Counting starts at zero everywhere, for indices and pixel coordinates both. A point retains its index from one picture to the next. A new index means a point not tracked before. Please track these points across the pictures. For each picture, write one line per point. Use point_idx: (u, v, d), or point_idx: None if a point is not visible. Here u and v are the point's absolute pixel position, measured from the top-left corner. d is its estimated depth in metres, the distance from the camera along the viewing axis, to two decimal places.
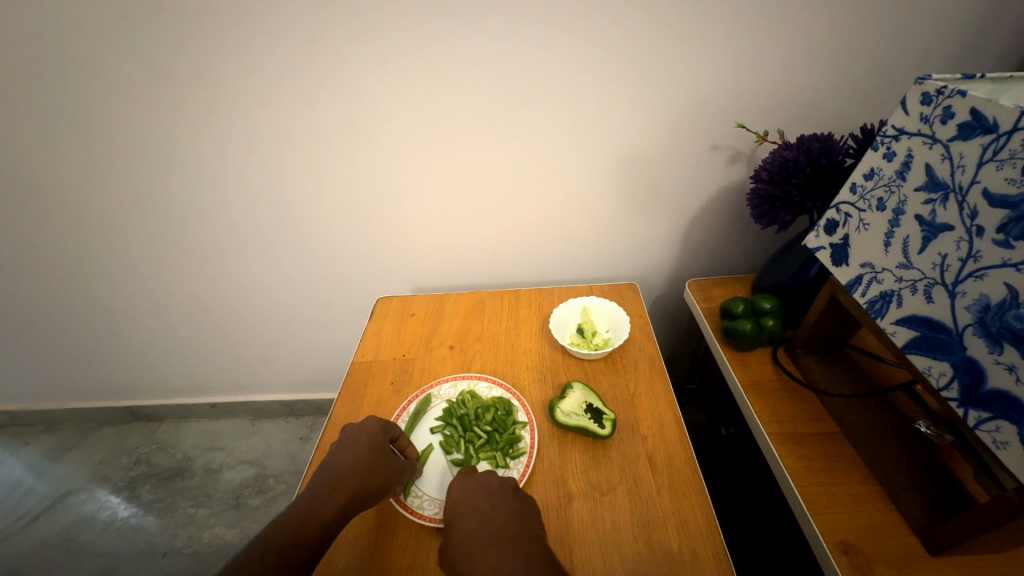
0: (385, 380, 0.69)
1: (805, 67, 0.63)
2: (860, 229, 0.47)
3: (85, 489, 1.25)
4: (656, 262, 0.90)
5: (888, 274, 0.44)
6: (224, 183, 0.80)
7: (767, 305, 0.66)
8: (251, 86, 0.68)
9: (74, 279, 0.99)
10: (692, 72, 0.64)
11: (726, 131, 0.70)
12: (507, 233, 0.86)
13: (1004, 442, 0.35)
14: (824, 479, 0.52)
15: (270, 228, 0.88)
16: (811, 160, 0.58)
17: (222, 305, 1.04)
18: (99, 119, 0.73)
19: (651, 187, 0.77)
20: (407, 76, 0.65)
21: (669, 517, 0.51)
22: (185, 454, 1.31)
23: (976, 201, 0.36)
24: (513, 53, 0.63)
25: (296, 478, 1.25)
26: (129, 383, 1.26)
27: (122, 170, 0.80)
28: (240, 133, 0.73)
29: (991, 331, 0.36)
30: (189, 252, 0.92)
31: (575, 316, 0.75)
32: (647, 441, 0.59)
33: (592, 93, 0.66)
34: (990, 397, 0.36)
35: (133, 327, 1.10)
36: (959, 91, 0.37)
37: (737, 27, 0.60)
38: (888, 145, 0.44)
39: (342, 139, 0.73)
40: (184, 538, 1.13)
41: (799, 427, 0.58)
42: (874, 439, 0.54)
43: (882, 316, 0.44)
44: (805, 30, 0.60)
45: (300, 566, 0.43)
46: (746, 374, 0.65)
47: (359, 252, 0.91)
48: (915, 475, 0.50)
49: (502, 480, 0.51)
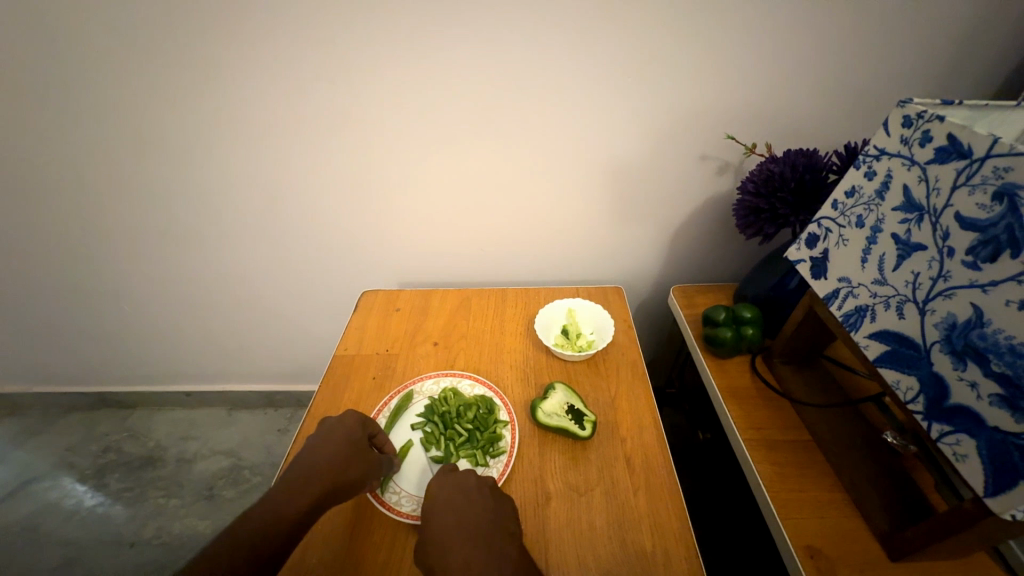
0: (367, 375, 0.69)
1: (795, 83, 0.64)
2: (839, 244, 0.48)
3: (50, 476, 1.21)
4: (642, 267, 0.91)
5: (863, 290, 0.45)
6: (208, 167, 0.78)
7: (748, 314, 0.67)
8: (240, 70, 0.66)
9: (45, 259, 0.95)
10: (686, 83, 0.65)
11: (715, 142, 0.71)
12: (496, 231, 0.85)
13: (962, 454, 0.37)
14: (795, 485, 0.54)
15: (254, 216, 0.86)
16: (796, 174, 0.59)
17: (201, 292, 1.02)
18: (79, 95, 0.71)
19: (641, 193, 0.78)
20: (402, 70, 0.65)
21: (644, 519, 0.52)
22: (157, 443, 1.28)
23: (949, 223, 0.38)
24: (509, 52, 0.63)
25: (272, 470, 1.23)
26: (101, 368, 1.22)
27: (101, 149, 0.77)
28: (227, 117, 0.72)
29: (956, 348, 0.37)
30: (169, 236, 0.90)
31: (560, 317, 0.76)
32: (625, 444, 0.59)
33: (587, 97, 0.66)
34: (952, 411, 0.37)
35: (106, 310, 1.06)
36: (937, 116, 0.38)
37: (731, 40, 0.61)
38: (869, 164, 0.45)
39: (332, 130, 0.72)
40: (153, 528, 1.10)
41: (773, 434, 0.59)
42: (844, 448, 0.56)
43: (856, 329, 0.46)
44: (796, 48, 0.61)
45: (271, 558, 0.43)
46: (724, 381, 0.67)
47: (346, 245, 0.90)
48: (881, 483, 0.52)
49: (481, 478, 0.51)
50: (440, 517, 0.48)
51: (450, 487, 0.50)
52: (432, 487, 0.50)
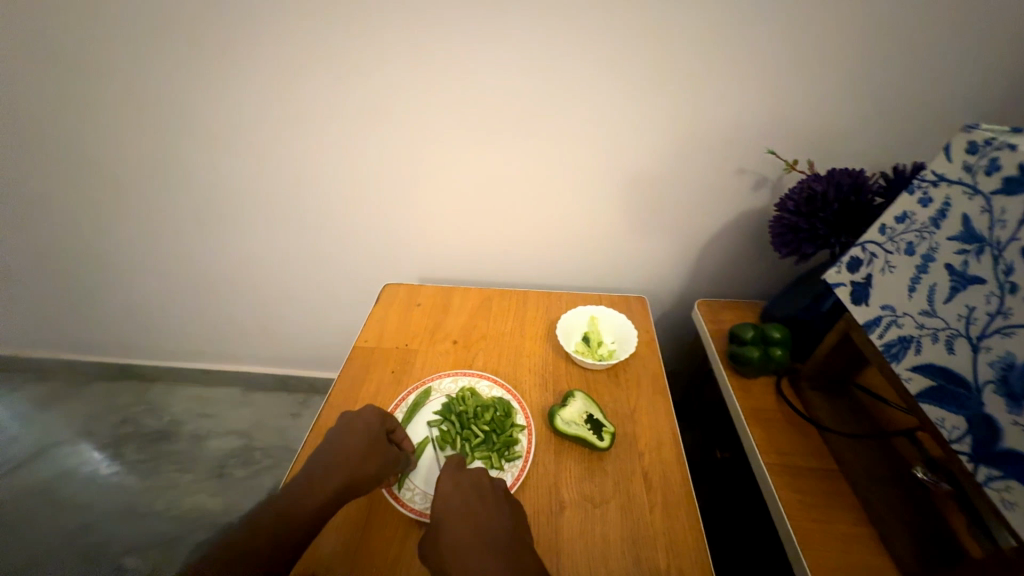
0: (386, 368, 0.69)
1: (844, 100, 0.62)
2: (885, 270, 0.46)
3: (71, 442, 1.25)
4: (667, 278, 0.89)
5: (909, 319, 0.43)
6: (242, 151, 0.79)
7: (777, 334, 0.65)
8: (280, 57, 0.67)
9: (82, 232, 0.98)
10: (728, 94, 0.63)
11: (754, 156, 0.69)
12: (522, 233, 0.85)
13: (1011, 502, 0.35)
14: (819, 515, 0.52)
15: (284, 203, 0.87)
16: (841, 195, 0.57)
17: (227, 274, 1.03)
18: (125, 75, 0.72)
19: (673, 203, 0.76)
20: (440, 65, 0.65)
21: (660, 537, 0.51)
22: (174, 418, 1.31)
23: (1014, 257, 0.36)
24: (549, 52, 0.62)
25: (282, 454, 1.25)
26: (125, 341, 1.26)
27: (142, 129, 0.79)
28: (264, 102, 0.72)
29: (1012, 390, 0.35)
30: (200, 217, 0.92)
31: (582, 323, 0.75)
32: (643, 458, 0.58)
33: (625, 103, 0.65)
34: (1003, 456, 0.35)
35: (135, 285, 1.09)
36: (1009, 144, 0.36)
37: (779, 51, 0.59)
38: (925, 190, 0.43)
39: (367, 121, 0.72)
40: (165, 502, 1.13)
41: (796, 460, 0.58)
42: (873, 481, 0.54)
43: (898, 360, 0.44)
44: (848, 63, 0.59)
45: (293, 551, 0.44)
46: (748, 401, 0.65)
47: (371, 236, 0.90)
48: (911, 521, 0.50)
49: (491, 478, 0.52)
50: (453, 516, 0.48)
51: (463, 486, 0.50)
52: (442, 482, 0.51)
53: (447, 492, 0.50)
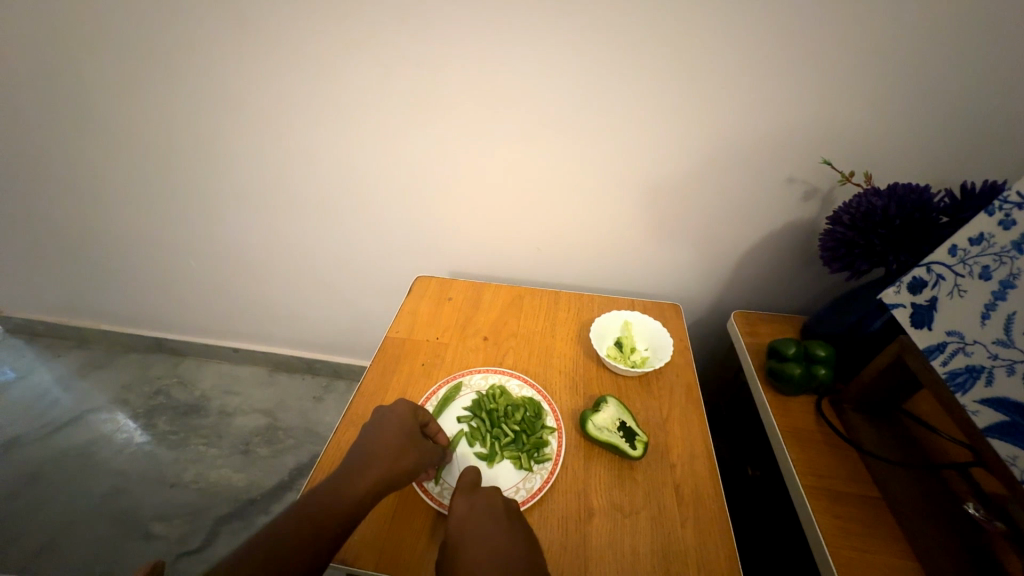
0: (416, 360, 0.69)
1: (911, 110, 0.59)
2: (954, 294, 0.44)
3: (106, 409, 1.30)
4: (702, 286, 0.87)
5: (980, 348, 0.41)
6: (285, 137, 0.80)
7: (821, 352, 0.62)
8: (328, 44, 0.67)
9: (128, 209, 1.02)
10: (785, 99, 0.60)
11: (807, 165, 0.66)
12: (557, 233, 0.84)
13: None
14: (859, 544, 0.50)
15: (323, 190, 0.88)
16: (903, 211, 0.54)
17: (263, 257, 1.05)
18: (178, 58, 0.74)
19: (716, 210, 0.74)
20: (488, 59, 0.64)
21: (691, 552, 0.49)
22: (203, 393, 1.35)
23: None
24: (601, 49, 0.60)
25: (304, 435, 1.27)
26: (161, 316, 1.30)
27: (191, 111, 0.81)
28: (310, 90, 0.73)
29: None
30: (241, 200, 0.93)
31: (615, 328, 0.73)
32: (675, 470, 0.57)
33: (675, 106, 0.64)
34: None
35: (174, 263, 1.12)
36: None
37: (845, 56, 0.56)
38: (1007, 212, 0.40)
39: (410, 112, 0.72)
40: (192, 473, 1.17)
41: (836, 484, 0.56)
42: (919, 513, 0.51)
43: (963, 390, 0.42)
44: (920, 71, 0.55)
45: (333, 540, 0.45)
46: (785, 419, 0.63)
47: (406, 227, 0.91)
48: (961, 559, 0.47)
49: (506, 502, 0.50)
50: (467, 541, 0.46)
51: (479, 509, 0.48)
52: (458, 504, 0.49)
53: (463, 516, 0.48)
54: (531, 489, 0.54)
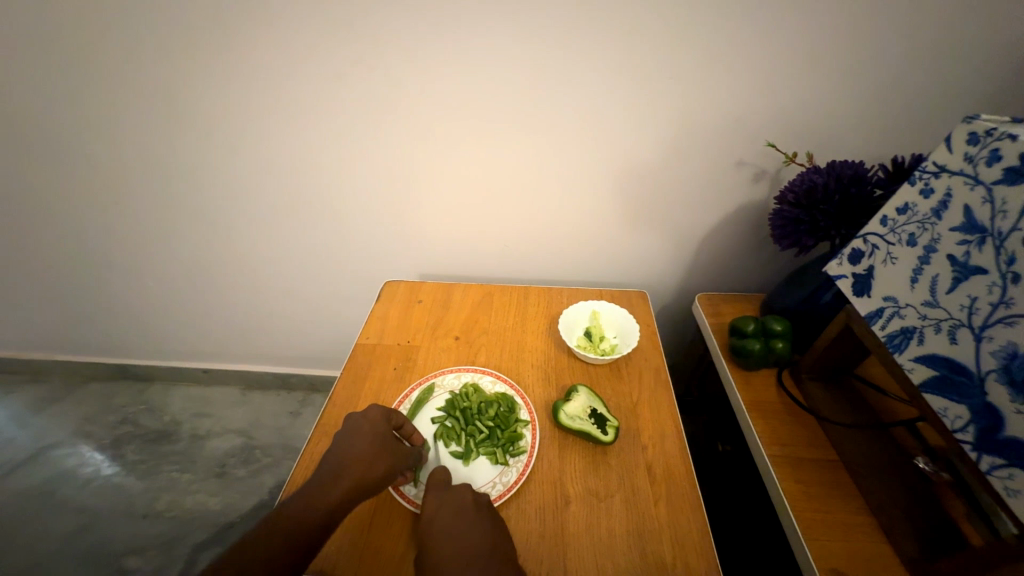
0: (388, 365, 0.69)
1: (842, 93, 0.62)
2: (887, 262, 0.46)
3: (68, 444, 1.24)
4: (666, 272, 0.90)
5: (911, 311, 0.43)
6: (236, 148, 0.78)
7: (778, 327, 0.65)
8: (274, 54, 0.66)
9: (74, 231, 0.97)
10: (726, 86, 0.63)
11: (754, 149, 0.69)
12: (523, 229, 0.85)
13: (1015, 490, 0.36)
14: (820, 505, 0.53)
15: (281, 200, 0.86)
16: (840, 187, 0.57)
17: (224, 273, 1.02)
18: (117, 71, 0.71)
19: (671, 198, 0.77)
20: (435, 61, 0.64)
21: (664, 530, 0.51)
22: (172, 418, 1.30)
23: (1015, 247, 0.36)
24: (547, 47, 0.61)
25: (282, 452, 1.25)
26: (122, 341, 1.24)
27: (136, 126, 0.78)
28: (259, 100, 0.71)
29: (1015, 379, 0.36)
30: (196, 216, 0.90)
31: (584, 319, 0.75)
32: (647, 451, 0.59)
33: (625, 98, 0.65)
34: (1006, 444, 0.36)
35: (129, 284, 1.08)
36: (1009, 134, 0.36)
37: (777, 43, 0.58)
38: (926, 181, 0.43)
39: (362, 118, 0.71)
40: (165, 502, 1.12)
41: (798, 452, 0.58)
42: (873, 471, 0.54)
43: (900, 350, 0.44)
44: (847, 54, 0.59)
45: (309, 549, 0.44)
46: (749, 393, 0.65)
47: (369, 234, 0.90)
48: (912, 510, 0.50)
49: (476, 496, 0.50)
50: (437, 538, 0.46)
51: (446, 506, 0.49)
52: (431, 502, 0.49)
53: (432, 515, 0.48)
54: (507, 483, 0.54)
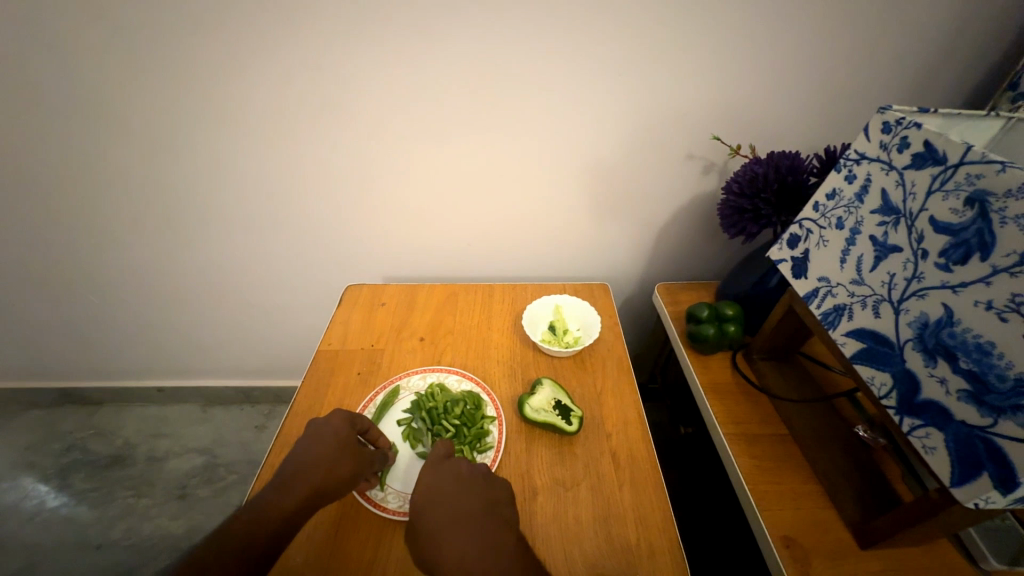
0: (351, 370, 0.67)
1: (778, 87, 0.65)
2: (820, 245, 0.49)
3: (8, 477, 1.15)
4: (627, 264, 0.92)
5: (841, 289, 0.47)
6: (180, 153, 0.75)
7: (730, 312, 0.68)
8: (214, 54, 0.63)
9: (1, 247, 0.90)
10: (672, 82, 0.65)
11: (702, 142, 0.72)
12: (485, 228, 0.85)
13: (931, 447, 0.39)
14: (773, 477, 0.55)
15: (232, 207, 0.82)
16: (779, 176, 0.60)
17: (173, 285, 0.97)
18: (41, 73, 0.66)
19: (627, 192, 0.79)
20: (385, 61, 0.63)
21: (629, 512, 0.52)
22: (126, 441, 1.23)
23: (924, 226, 0.39)
24: (497, 47, 0.62)
25: (248, 468, 1.20)
26: (64, 363, 1.16)
27: (65, 133, 0.73)
28: (201, 104, 0.68)
29: (928, 346, 0.39)
30: (140, 226, 0.86)
31: (547, 313, 0.76)
32: (611, 438, 0.60)
33: (577, 96, 0.66)
34: (922, 406, 0.39)
35: (69, 302, 1.01)
36: (915, 123, 0.40)
37: (717, 40, 0.61)
38: (850, 168, 0.46)
39: (312, 119, 0.69)
40: (121, 530, 1.06)
41: (752, 428, 0.61)
42: (819, 442, 0.57)
43: (834, 327, 0.47)
44: (781, 50, 0.62)
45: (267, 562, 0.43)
46: (706, 376, 0.68)
47: (327, 239, 0.88)
48: (854, 475, 0.54)
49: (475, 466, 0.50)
50: (432, 504, 0.46)
51: (445, 475, 0.49)
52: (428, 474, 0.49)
53: (429, 483, 0.48)
54: None
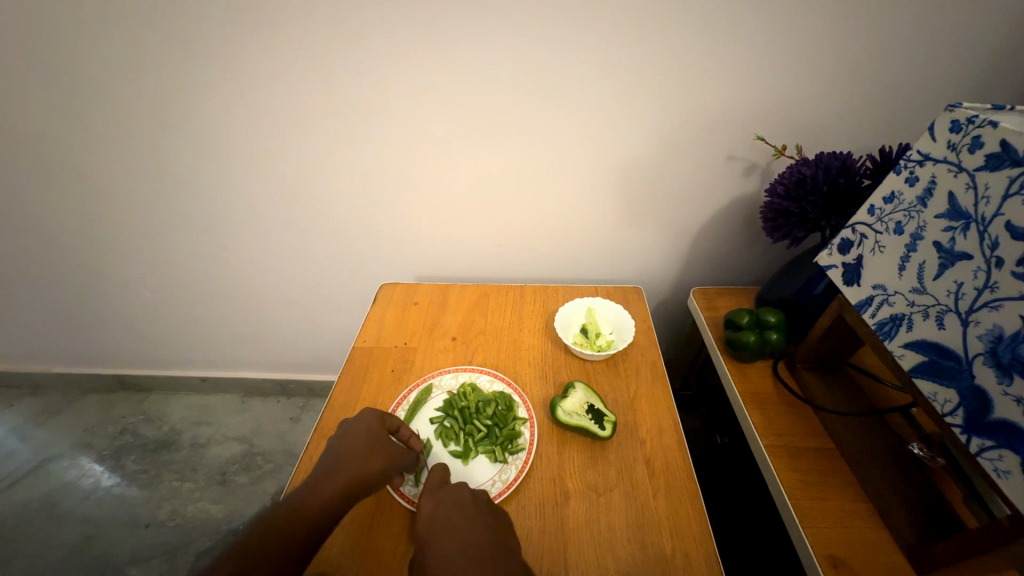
0: (385, 368, 0.69)
1: (828, 84, 0.63)
2: (875, 250, 0.47)
3: (69, 456, 1.24)
4: (661, 267, 0.90)
5: (900, 298, 0.44)
6: (229, 155, 0.78)
7: (772, 319, 0.66)
8: (264, 61, 0.66)
9: (68, 243, 0.97)
10: (715, 80, 0.63)
11: (744, 142, 0.69)
12: (516, 229, 0.85)
13: (1004, 471, 0.36)
14: (817, 493, 0.53)
15: (275, 207, 0.86)
16: (829, 178, 0.57)
17: (219, 280, 1.02)
18: (109, 82, 0.71)
19: (663, 194, 0.77)
20: (424, 63, 0.64)
21: (664, 522, 0.51)
22: (172, 427, 1.30)
23: (998, 232, 0.36)
24: (535, 48, 0.62)
25: (283, 458, 1.25)
26: (120, 352, 1.24)
27: (129, 137, 0.78)
28: (251, 108, 0.72)
29: (1001, 361, 0.36)
30: (192, 225, 0.91)
31: (579, 316, 0.75)
32: (645, 445, 0.59)
33: (614, 96, 0.65)
34: (994, 426, 0.37)
35: (126, 296, 1.08)
36: (991, 121, 0.37)
37: (763, 36, 0.59)
38: (911, 170, 0.44)
39: (353, 122, 0.71)
40: (167, 511, 1.12)
41: (795, 441, 0.58)
42: (870, 458, 0.54)
43: (890, 338, 0.45)
44: (833, 46, 0.59)
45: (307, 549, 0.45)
46: (746, 385, 0.66)
47: (364, 239, 0.90)
48: (909, 496, 0.50)
49: (474, 492, 0.50)
50: (438, 535, 0.46)
51: (446, 505, 0.48)
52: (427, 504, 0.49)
53: (432, 514, 0.48)
54: (507, 480, 0.54)
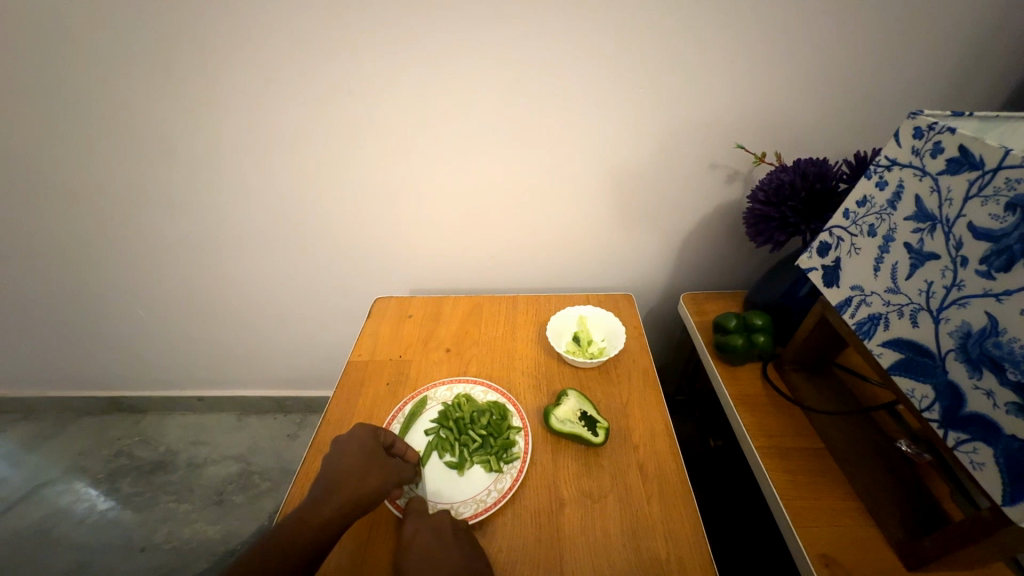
0: (381, 380, 0.70)
1: (802, 94, 0.65)
2: (852, 252, 0.48)
3: (63, 480, 1.23)
4: (650, 273, 0.92)
5: (876, 298, 0.45)
6: (223, 177, 0.80)
7: (759, 322, 0.67)
8: (256, 85, 0.68)
9: (63, 266, 0.97)
10: (694, 93, 0.66)
11: (725, 151, 0.71)
12: (508, 240, 0.87)
13: (980, 463, 0.37)
14: (809, 493, 0.53)
15: (269, 225, 0.87)
16: (806, 184, 0.59)
17: (213, 298, 1.03)
18: (103, 109, 0.73)
19: (649, 202, 0.79)
20: (413, 84, 0.66)
21: (659, 526, 0.52)
22: (168, 448, 1.29)
23: (962, 232, 0.38)
24: (521, 68, 0.64)
25: (281, 476, 1.24)
26: (114, 374, 1.24)
27: (123, 161, 0.79)
28: (244, 131, 0.73)
29: (971, 356, 0.37)
30: (187, 246, 0.92)
31: (571, 325, 0.76)
32: (638, 451, 0.60)
33: (597, 110, 0.68)
34: (968, 420, 0.38)
35: (120, 317, 1.08)
36: (948, 127, 0.39)
37: (738, 51, 0.61)
38: (881, 174, 0.46)
39: (345, 142, 0.73)
40: (164, 533, 1.11)
41: (786, 442, 0.59)
42: (859, 456, 0.55)
43: (869, 337, 0.46)
44: (805, 58, 0.62)
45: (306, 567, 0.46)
46: (735, 388, 0.67)
47: (357, 254, 0.92)
48: (898, 493, 0.51)
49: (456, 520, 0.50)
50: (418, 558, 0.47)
51: (427, 530, 0.49)
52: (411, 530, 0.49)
53: (412, 536, 0.49)
54: (502, 489, 0.55)
